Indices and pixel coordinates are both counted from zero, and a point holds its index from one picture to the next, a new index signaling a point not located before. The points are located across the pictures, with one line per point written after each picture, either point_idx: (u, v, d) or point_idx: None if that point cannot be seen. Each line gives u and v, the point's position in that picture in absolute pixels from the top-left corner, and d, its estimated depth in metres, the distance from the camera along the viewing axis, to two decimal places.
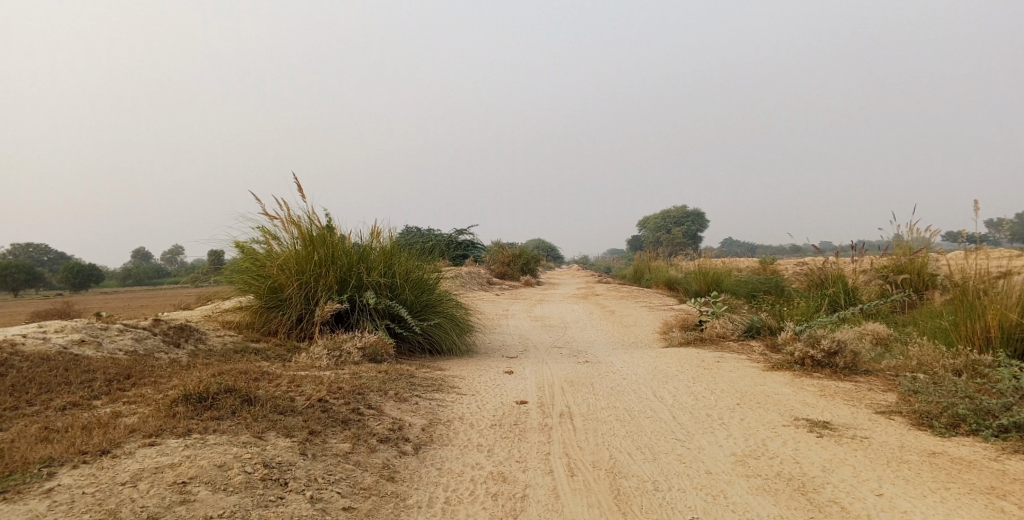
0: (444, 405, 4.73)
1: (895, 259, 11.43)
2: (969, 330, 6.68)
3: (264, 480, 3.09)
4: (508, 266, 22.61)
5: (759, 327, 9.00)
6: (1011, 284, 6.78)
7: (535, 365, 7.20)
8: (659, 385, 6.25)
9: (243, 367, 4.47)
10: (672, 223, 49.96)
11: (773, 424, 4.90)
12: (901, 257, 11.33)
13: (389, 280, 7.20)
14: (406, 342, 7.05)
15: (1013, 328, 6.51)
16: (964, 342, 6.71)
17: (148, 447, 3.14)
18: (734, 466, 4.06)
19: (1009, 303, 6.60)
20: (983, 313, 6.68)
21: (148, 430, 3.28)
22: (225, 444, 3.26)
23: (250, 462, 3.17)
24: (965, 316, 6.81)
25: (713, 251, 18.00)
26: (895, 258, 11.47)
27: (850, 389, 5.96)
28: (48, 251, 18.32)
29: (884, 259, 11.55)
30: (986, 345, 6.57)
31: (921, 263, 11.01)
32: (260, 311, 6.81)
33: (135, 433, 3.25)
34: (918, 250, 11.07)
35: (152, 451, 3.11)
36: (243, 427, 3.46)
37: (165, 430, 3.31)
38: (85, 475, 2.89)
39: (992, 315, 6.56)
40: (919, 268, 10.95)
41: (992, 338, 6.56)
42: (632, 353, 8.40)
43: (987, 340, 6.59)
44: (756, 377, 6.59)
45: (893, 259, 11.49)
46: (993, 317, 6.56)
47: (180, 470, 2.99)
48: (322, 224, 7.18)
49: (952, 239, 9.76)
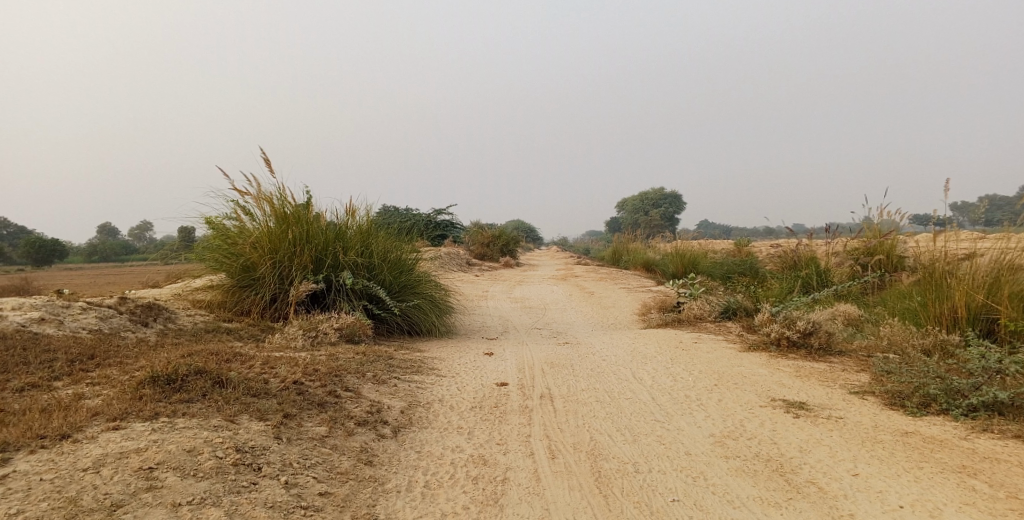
0: (423, 387, 4.66)
1: (865, 243, 11.48)
2: (938, 311, 6.74)
3: (236, 465, 3.01)
4: (486, 247, 22.52)
5: (735, 309, 9.04)
6: (978, 264, 6.85)
7: (514, 346, 7.16)
8: (637, 367, 6.25)
9: (215, 348, 4.35)
10: (649, 205, 50.16)
11: (751, 405, 4.91)
12: (871, 240, 11.32)
13: (366, 260, 7.09)
14: (385, 323, 6.97)
15: (980, 308, 6.58)
16: (933, 322, 6.78)
17: (112, 431, 3.03)
18: (713, 448, 4.06)
19: (976, 283, 6.67)
20: (951, 294, 6.73)
21: (113, 413, 3.17)
22: (196, 428, 3.17)
23: (221, 447, 3.08)
24: (934, 297, 6.87)
25: (690, 233, 18.08)
26: (866, 241, 11.46)
27: (825, 370, 6.00)
28: (13, 226, 17.83)
29: (857, 241, 11.65)
30: (954, 326, 6.64)
31: (889, 244, 11.10)
32: (233, 290, 6.66)
33: (99, 416, 3.14)
34: (888, 233, 11.05)
35: (117, 436, 3.00)
36: (215, 411, 3.36)
37: (131, 414, 3.20)
38: (44, 461, 2.78)
39: (960, 296, 6.61)
40: (888, 250, 11.06)
41: (960, 319, 6.63)
42: (610, 334, 8.40)
43: (956, 321, 6.66)
44: (733, 358, 6.61)
45: (863, 242, 11.48)
46: (960, 298, 6.62)
47: (146, 455, 2.89)
48: (295, 202, 7.02)
49: (920, 220, 9.78)
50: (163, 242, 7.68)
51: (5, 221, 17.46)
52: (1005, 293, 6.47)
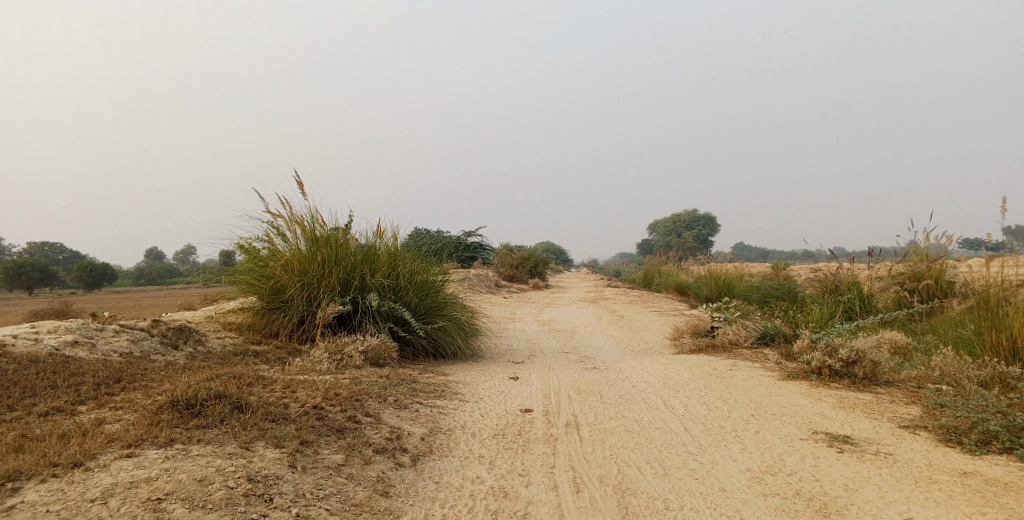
0: (446, 413, 4.58)
1: (910, 266, 11.20)
2: (995, 340, 6.45)
3: (247, 495, 2.95)
4: (517, 269, 22.44)
5: (773, 335, 8.78)
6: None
7: (542, 371, 7.04)
8: (670, 394, 6.07)
9: (240, 370, 4.34)
10: (683, 227, 49.67)
11: (790, 437, 4.71)
12: (918, 264, 11.05)
13: (393, 282, 7.07)
14: (410, 345, 6.92)
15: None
16: (989, 352, 6.48)
17: (124, 459, 3.01)
18: (750, 484, 3.88)
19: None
20: (1009, 323, 6.44)
21: (127, 440, 3.15)
22: (209, 455, 3.13)
23: (233, 476, 3.03)
24: (989, 326, 6.58)
25: (724, 255, 17.77)
26: (912, 265, 11.19)
27: (870, 401, 5.75)
28: (63, 249, 18.34)
29: (901, 265, 11.29)
30: (1012, 356, 6.33)
31: (938, 269, 10.88)
32: (262, 312, 6.69)
33: (113, 443, 3.12)
34: (935, 258, 10.79)
35: (129, 464, 2.98)
36: (230, 437, 3.32)
37: (146, 440, 3.17)
38: (53, 490, 2.76)
39: (1019, 326, 6.32)
40: (936, 274, 10.81)
41: (1018, 349, 6.33)
42: (641, 359, 8.21)
43: (1013, 351, 6.36)
44: (771, 387, 6.39)
45: (909, 266, 11.19)
46: (1019, 327, 6.33)
47: (155, 485, 2.85)
48: (325, 223, 7.05)
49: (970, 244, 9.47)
50: (196, 264, 7.76)
51: (51, 243, 17.95)
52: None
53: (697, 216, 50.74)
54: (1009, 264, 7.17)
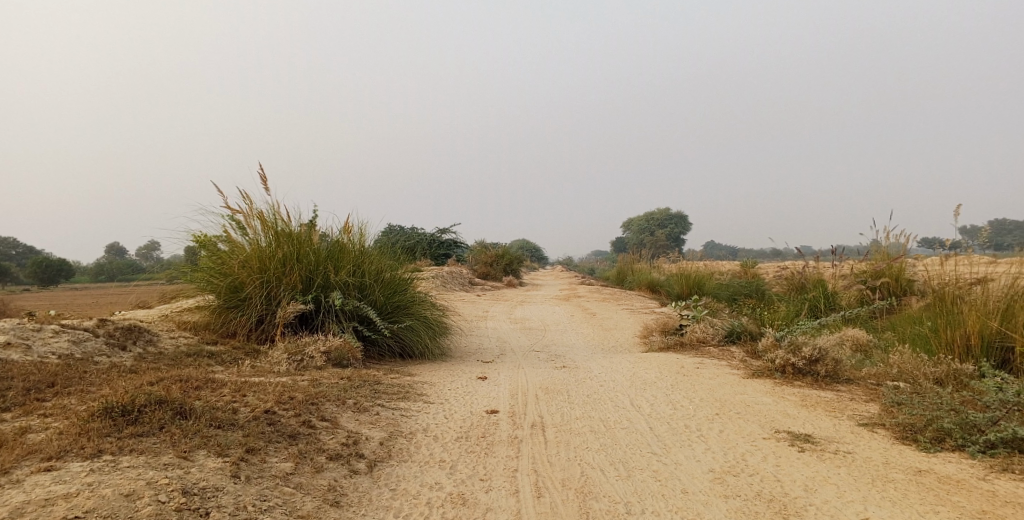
0: (407, 415, 4.45)
1: (872, 265, 11.35)
2: (950, 338, 6.51)
3: (180, 510, 2.80)
4: (490, 267, 22.30)
5: (739, 333, 8.84)
6: (990, 288, 6.62)
7: (510, 370, 6.93)
8: (636, 393, 6.01)
9: (188, 372, 4.16)
10: (655, 225, 49.97)
11: (753, 436, 4.67)
12: (879, 262, 11.23)
13: (358, 280, 6.90)
14: (376, 345, 6.76)
15: (995, 337, 6.35)
16: (945, 350, 6.54)
17: (42, 473, 2.83)
18: (712, 485, 3.82)
19: (988, 309, 6.44)
20: (963, 321, 6.51)
21: (50, 452, 2.97)
22: (141, 467, 2.96)
23: (166, 489, 2.87)
24: (945, 324, 6.64)
25: (695, 253, 17.85)
26: (874, 263, 11.36)
27: (831, 399, 5.75)
28: (20, 245, 17.74)
29: (864, 264, 11.43)
30: (967, 354, 6.40)
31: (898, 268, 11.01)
32: (219, 311, 6.47)
33: (32, 456, 2.94)
34: (896, 257, 10.96)
35: (46, 479, 2.80)
36: (168, 446, 3.16)
37: (70, 452, 3.00)
38: None
39: (973, 323, 6.39)
40: (898, 273, 10.99)
41: (973, 347, 6.40)
42: (610, 357, 8.16)
43: (969, 349, 6.42)
44: (735, 385, 6.36)
45: (872, 264, 11.35)
46: (972, 325, 6.39)
47: (74, 502, 2.68)
48: (287, 219, 6.85)
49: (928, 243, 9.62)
50: (153, 261, 7.50)
51: (12, 239, 17.37)
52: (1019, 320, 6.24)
53: (669, 214, 51.09)
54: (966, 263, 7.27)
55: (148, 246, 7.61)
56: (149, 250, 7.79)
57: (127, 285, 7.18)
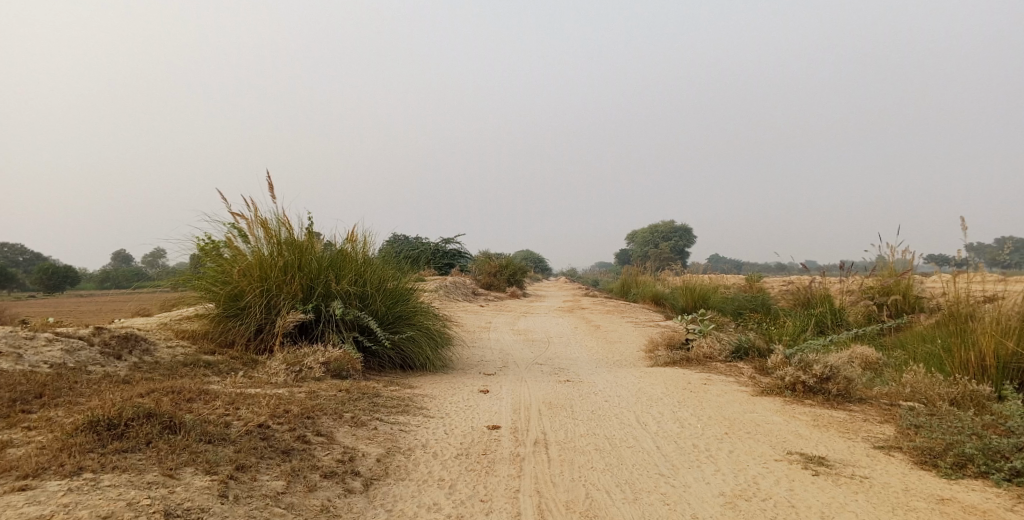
0: (406, 430, 4.33)
1: (879, 281, 11.26)
2: (963, 358, 6.36)
3: None
4: (494, 277, 22.18)
5: (747, 349, 8.71)
6: (1004, 305, 6.45)
7: (514, 384, 6.80)
8: (643, 410, 5.87)
9: (182, 383, 4.05)
10: (660, 238, 49.85)
11: (765, 458, 4.54)
12: (887, 279, 11.14)
13: (360, 289, 6.80)
14: (376, 356, 6.65)
15: (1010, 357, 6.19)
16: (959, 370, 6.40)
17: (18, 493, 2.72)
18: (723, 511, 3.69)
19: (1002, 328, 6.29)
20: (976, 341, 6.36)
21: (26, 469, 2.86)
22: (123, 486, 2.85)
23: (147, 510, 2.75)
24: (959, 344, 6.48)
25: (700, 266, 17.73)
26: (881, 279, 11.27)
27: (844, 419, 5.61)
28: (25, 251, 17.76)
29: (871, 280, 11.32)
30: (983, 374, 6.24)
31: (906, 285, 10.88)
32: (218, 319, 6.37)
33: (9, 473, 2.83)
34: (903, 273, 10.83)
35: (22, 498, 2.69)
36: (153, 463, 3.06)
37: (49, 469, 2.89)
38: None
39: (987, 343, 6.24)
40: (905, 290, 10.85)
41: (989, 368, 6.23)
42: (615, 372, 8.02)
43: (984, 370, 6.26)
44: (744, 403, 6.22)
45: (879, 280, 11.26)
46: (986, 345, 6.25)
47: None
48: (291, 227, 6.76)
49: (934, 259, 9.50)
50: (153, 268, 7.41)
51: (18, 245, 17.37)
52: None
53: (673, 226, 50.99)
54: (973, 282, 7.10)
55: (150, 253, 7.52)
56: (151, 256, 7.71)
57: (126, 292, 7.09)
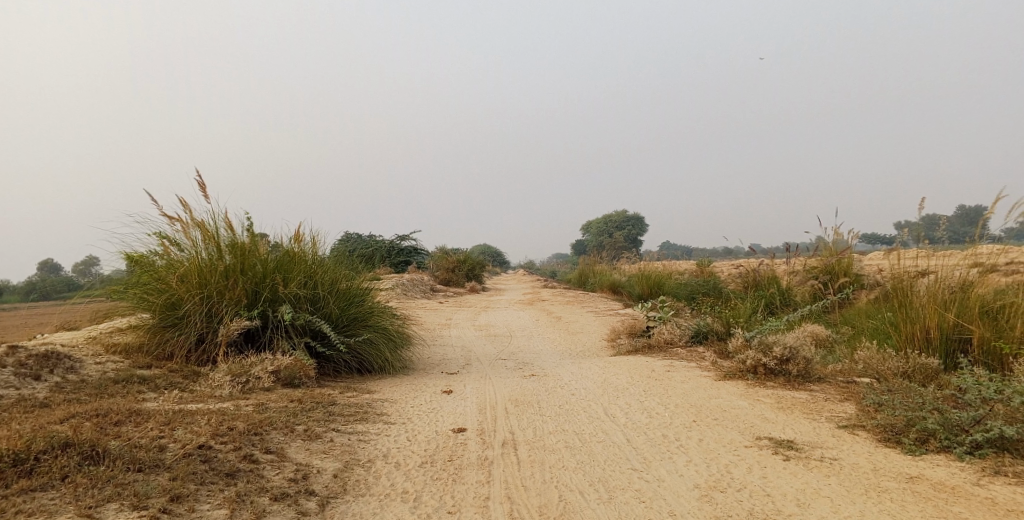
0: (365, 440, 4.07)
1: (822, 261, 11.35)
2: (910, 332, 6.39)
3: None
4: (451, 273, 21.86)
5: (706, 333, 8.64)
6: (939, 278, 6.48)
7: (477, 382, 6.57)
8: (610, 402, 5.71)
9: (109, 405, 3.73)
10: (614, 228, 50.19)
11: (734, 445, 4.40)
12: (828, 258, 11.14)
13: (310, 292, 6.47)
14: (331, 362, 6.35)
15: (952, 329, 6.23)
16: (906, 344, 6.42)
17: None
18: (699, 505, 3.53)
19: (946, 300, 6.32)
20: (920, 315, 6.38)
21: None
22: None
23: None
24: (903, 318, 6.49)
25: (653, 253, 17.79)
26: (823, 259, 11.28)
27: (806, 398, 5.52)
28: None
29: (815, 260, 11.46)
30: (928, 346, 6.27)
31: (846, 262, 11.05)
32: (155, 331, 5.98)
33: None
34: (843, 251, 10.80)
35: None
36: (70, 502, 2.75)
37: None
38: None
39: (931, 316, 6.26)
40: (846, 268, 11.03)
41: (933, 341, 6.27)
42: (579, 363, 7.85)
43: (928, 343, 6.30)
44: (709, 388, 6.11)
45: (821, 260, 11.32)
46: (931, 318, 6.26)
47: None
48: (230, 228, 6.40)
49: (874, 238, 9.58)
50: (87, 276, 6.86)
51: None
52: (975, 311, 6.14)
53: (626, 215, 51.38)
54: (908, 256, 7.20)
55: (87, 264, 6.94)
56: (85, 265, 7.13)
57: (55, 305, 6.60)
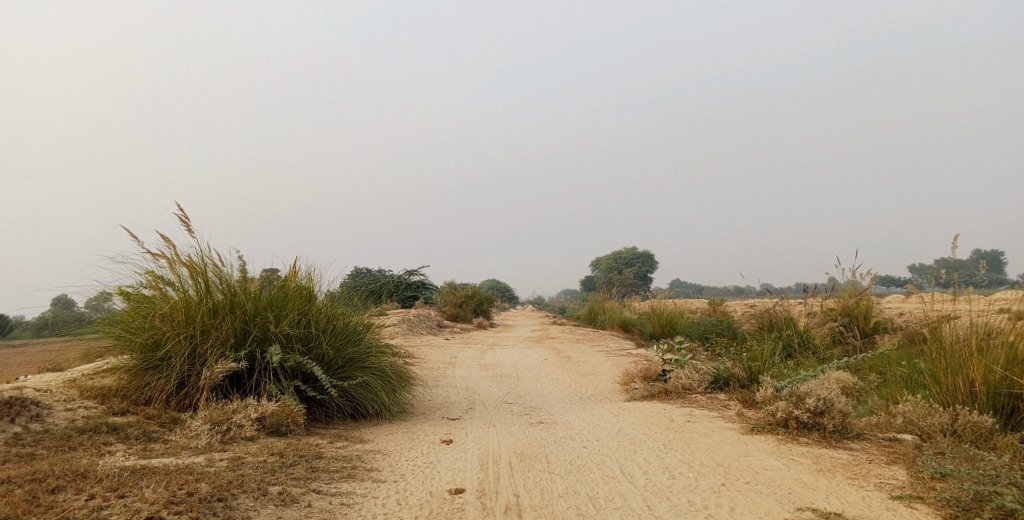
0: (348, 504, 3.64)
1: (840, 302, 10.82)
2: (952, 386, 5.77)
3: None
4: (458, 308, 21.37)
5: (727, 379, 8.09)
6: (983, 324, 5.91)
7: (480, 430, 6.05)
8: (627, 458, 5.17)
9: (49, 468, 3.37)
10: (623, 265, 49.72)
11: (773, 517, 3.87)
12: (847, 299, 10.69)
13: (302, 331, 6.02)
14: (322, 406, 5.89)
15: (1000, 383, 5.62)
16: (949, 400, 5.79)
17: None
18: None
19: (990, 351, 5.68)
20: (965, 365, 5.74)
21: None
22: None
23: None
24: (943, 367, 5.87)
25: (663, 290, 17.26)
26: (842, 300, 10.82)
27: (848, 458, 4.95)
28: None
29: (833, 302, 10.93)
30: (974, 400, 5.65)
31: (865, 305, 10.53)
32: (135, 373, 5.54)
33: None
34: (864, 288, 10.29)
35: None
36: None
37: None
38: None
39: (976, 369, 5.64)
40: (865, 311, 10.50)
41: (978, 395, 5.67)
42: (591, 409, 7.31)
43: (974, 397, 5.69)
44: (736, 444, 5.55)
45: (839, 301, 10.83)
46: (977, 372, 5.64)
47: None
48: (218, 263, 5.99)
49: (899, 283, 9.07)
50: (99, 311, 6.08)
51: None
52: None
53: (636, 253, 50.98)
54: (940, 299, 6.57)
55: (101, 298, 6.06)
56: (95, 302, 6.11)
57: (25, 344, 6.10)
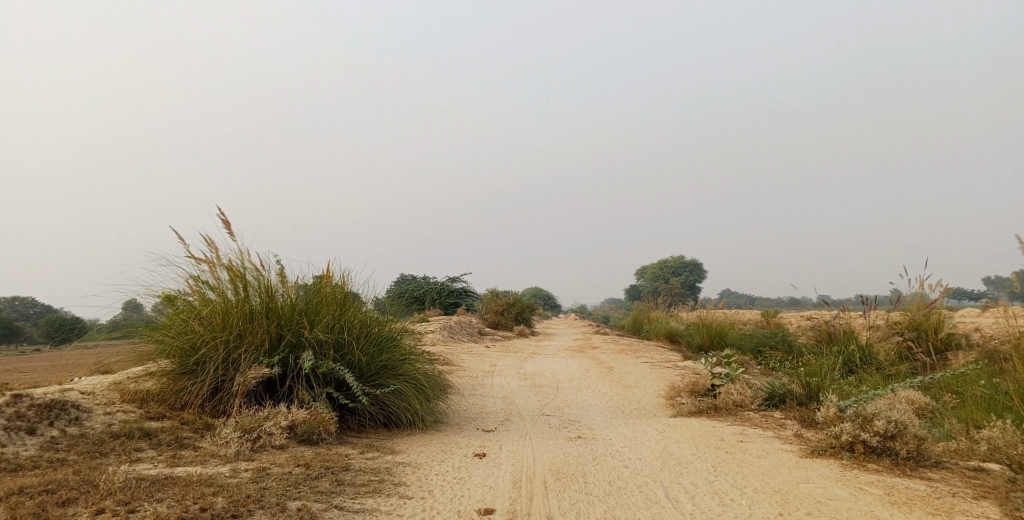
0: None
1: (906, 315, 10.20)
2: None
3: None
4: (499, 316, 21.11)
5: (782, 395, 7.63)
6: None
7: (516, 444, 5.78)
8: (672, 480, 4.83)
9: (64, 477, 3.32)
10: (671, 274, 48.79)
11: None
12: (915, 312, 10.07)
13: (335, 337, 5.86)
14: (355, 414, 5.74)
15: None
16: None
17: None
18: None
19: None
20: None
21: None
22: None
23: None
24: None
25: (713, 300, 16.67)
26: (908, 313, 10.21)
27: (924, 490, 4.51)
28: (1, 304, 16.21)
29: (898, 315, 10.28)
30: None
31: (935, 318, 9.90)
32: (172, 377, 5.48)
33: None
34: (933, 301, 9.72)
35: None
36: None
37: None
38: None
39: None
40: (936, 325, 9.84)
41: None
42: (634, 425, 6.96)
43: None
44: (795, 469, 5.14)
45: (906, 314, 10.22)
46: None
47: None
48: (257, 268, 5.92)
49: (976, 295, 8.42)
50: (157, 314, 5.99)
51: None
52: None
53: (684, 262, 50.03)
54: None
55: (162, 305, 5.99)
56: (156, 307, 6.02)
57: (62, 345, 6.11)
